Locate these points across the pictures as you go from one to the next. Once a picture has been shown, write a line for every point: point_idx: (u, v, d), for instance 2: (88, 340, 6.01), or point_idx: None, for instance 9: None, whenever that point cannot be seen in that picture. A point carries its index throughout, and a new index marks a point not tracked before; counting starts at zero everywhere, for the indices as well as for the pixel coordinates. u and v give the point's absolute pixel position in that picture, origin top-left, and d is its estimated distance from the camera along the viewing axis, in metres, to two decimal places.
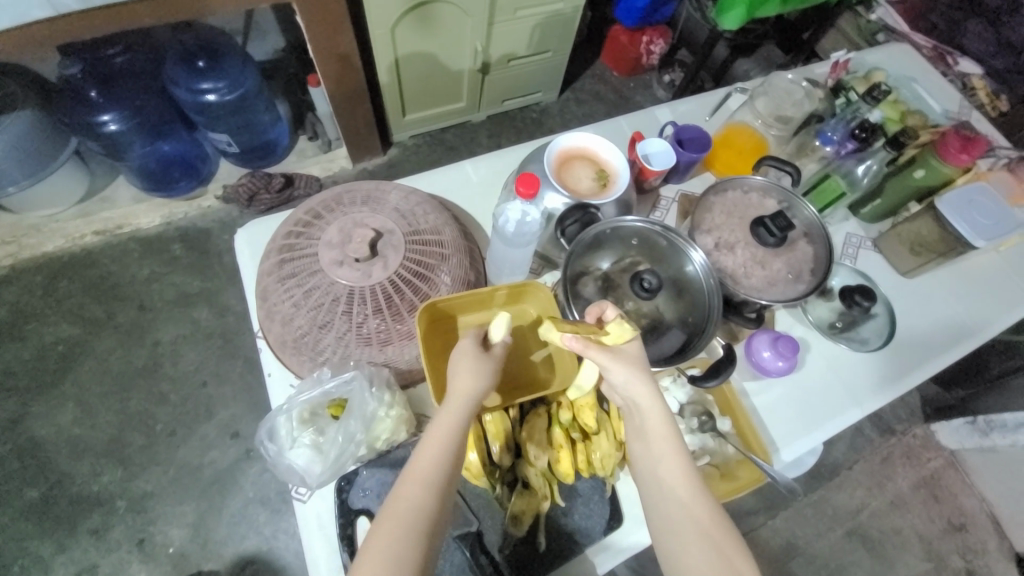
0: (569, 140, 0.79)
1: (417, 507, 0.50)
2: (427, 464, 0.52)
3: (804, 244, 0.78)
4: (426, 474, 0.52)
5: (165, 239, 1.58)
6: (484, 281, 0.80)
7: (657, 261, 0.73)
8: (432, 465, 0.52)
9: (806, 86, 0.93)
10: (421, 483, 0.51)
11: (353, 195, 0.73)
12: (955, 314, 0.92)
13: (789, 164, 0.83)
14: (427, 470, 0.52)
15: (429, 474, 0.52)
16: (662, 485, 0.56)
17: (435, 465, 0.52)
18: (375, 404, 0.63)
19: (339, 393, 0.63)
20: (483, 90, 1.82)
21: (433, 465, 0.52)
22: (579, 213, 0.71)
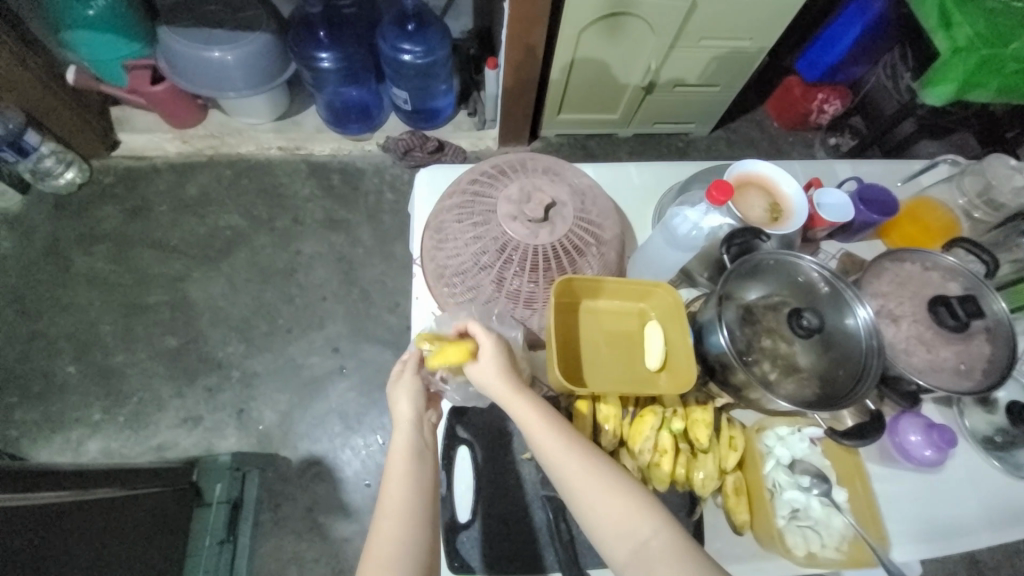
0: (753, 167, 0.80)
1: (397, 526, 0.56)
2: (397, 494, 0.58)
3: (982, 341, 0.71)
4: (393, 534, 0.55)
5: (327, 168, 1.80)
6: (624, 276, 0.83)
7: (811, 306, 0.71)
8: (403, 492, 0.58)
9: None
10: (397, 518, 0.56)
11: (535, 163, 0.79)
12: None
13: (988, 253, 0.77)
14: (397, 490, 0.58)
15: (404, 504, 0.57)
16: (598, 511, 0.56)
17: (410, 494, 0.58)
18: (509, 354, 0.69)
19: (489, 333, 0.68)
20: (639, 109, 1.85)
21: (405, 490, 0.58)
22: (748, 236, 0.70)
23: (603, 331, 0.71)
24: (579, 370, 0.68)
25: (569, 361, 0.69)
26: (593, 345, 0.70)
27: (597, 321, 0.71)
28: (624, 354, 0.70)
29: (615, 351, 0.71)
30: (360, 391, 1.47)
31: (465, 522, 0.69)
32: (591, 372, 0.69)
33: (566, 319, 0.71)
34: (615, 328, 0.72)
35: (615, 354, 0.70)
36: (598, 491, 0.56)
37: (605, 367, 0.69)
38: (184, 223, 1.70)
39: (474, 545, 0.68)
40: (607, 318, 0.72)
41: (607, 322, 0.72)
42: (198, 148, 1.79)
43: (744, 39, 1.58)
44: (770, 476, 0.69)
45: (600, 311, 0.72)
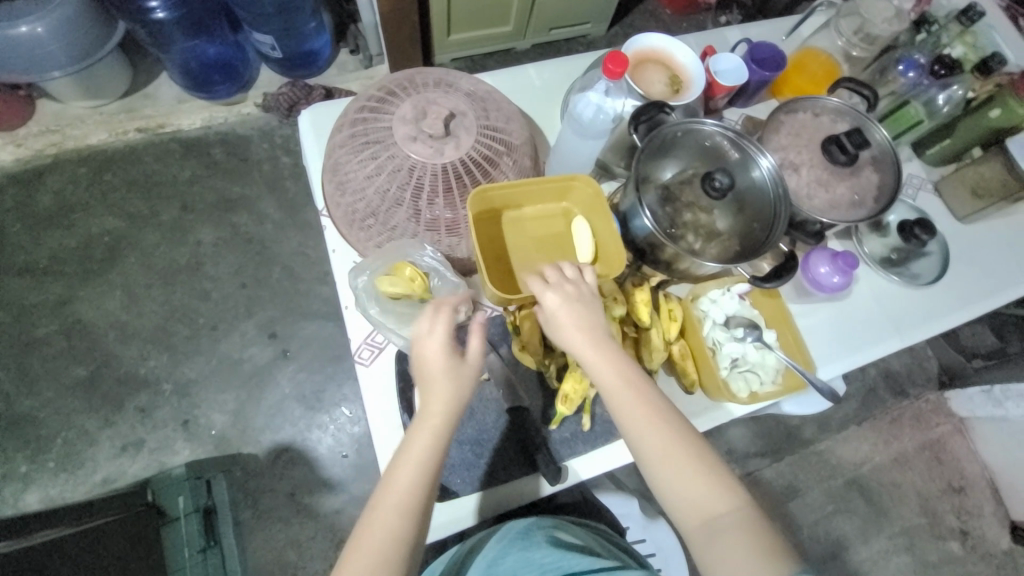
0: (645, 41, 0.78)
1: (405, 514, 0.54)
2: (409, 475, 0.55)
3: (871, 171, 0.78)
4: (391, 517, 0.54)
5: (206, 142, 1.59)
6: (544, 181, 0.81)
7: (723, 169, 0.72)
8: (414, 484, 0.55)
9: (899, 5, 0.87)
10: (401, 504, 0.54)
11: (424, 78, 0.72)
12: (1003, 265, 0.91)
13: (867, 88, 0.81)
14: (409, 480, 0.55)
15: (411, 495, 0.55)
16: (683, 480, 0.57)
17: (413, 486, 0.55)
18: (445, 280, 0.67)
19: (422, 265, 0.66)
20: (531, 16, 1.75)
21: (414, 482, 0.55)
22: (653, 111, 0.69)
23: (528, 239, 0.70)
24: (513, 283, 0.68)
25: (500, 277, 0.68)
26: (521, 255, 0.69)
27: (522, 231, 0.70)
28: (556, 255, 0.70)
29: (546, 255, 0.70)
30: (311, 370, 1.40)
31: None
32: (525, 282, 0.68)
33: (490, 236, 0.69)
34: (541, 235, 0.71)
35: (548, 257, 0.70)
36: (679, 460, 0.57)
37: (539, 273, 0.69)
38: (48, 239, 1.45)
39: (453, 470, 0.69)
40: (529, 226, 0.71)
41: (531, 230, 0.71)
42: (36, 148, 1.51)
43: None
44: (710, 336, 0.74)
45: (521, 220, 0.71)
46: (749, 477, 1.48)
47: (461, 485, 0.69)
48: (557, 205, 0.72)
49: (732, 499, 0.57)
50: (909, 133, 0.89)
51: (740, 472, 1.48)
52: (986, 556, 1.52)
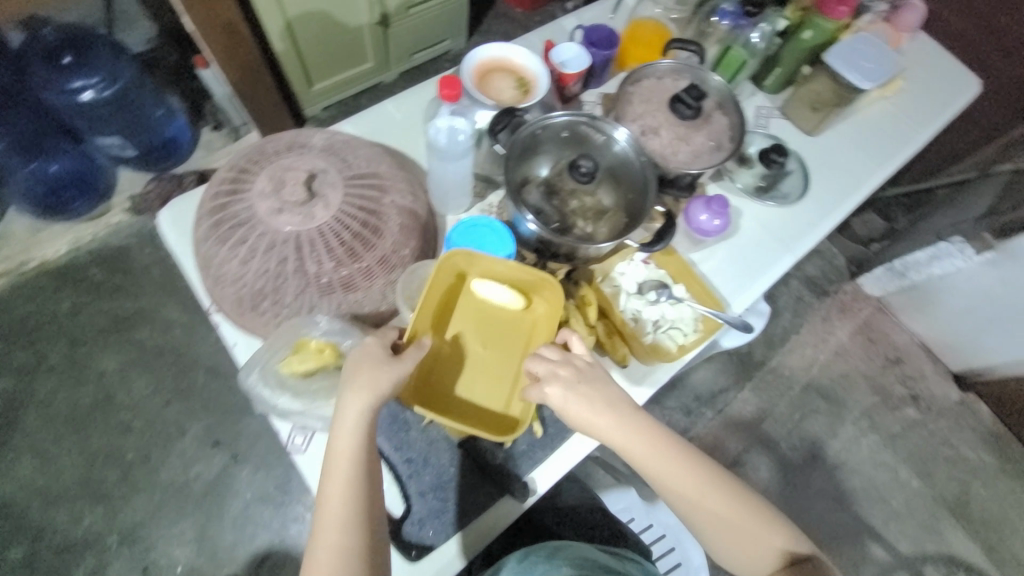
0: (485, 52, 0.79)
1: (347, 492, 0.56)
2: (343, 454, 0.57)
3: (719, 114, 0.84)
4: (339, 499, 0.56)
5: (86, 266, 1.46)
6: (433, 211, 0.80)
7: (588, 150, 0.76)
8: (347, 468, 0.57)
9: None
10: (341, 484, 0.56)
11: (275, 144, 0.70)
12: (855, 162, 1.02)
13: (694, 44, 0.87)
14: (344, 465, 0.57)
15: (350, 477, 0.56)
16: (729, 534, 0.62)
17: (346, 494, 0.56)
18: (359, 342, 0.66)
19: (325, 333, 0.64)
20: (388, 47, 1.74)
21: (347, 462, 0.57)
22: (507, 118, 0.72)
23: (463, 343, 0.73)
24: (497, 379, 0.72)
25: (490, 389, 0.72)
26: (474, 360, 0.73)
27: (453, 343, 0.72)
28: (494, 320, 0.74)
29: (488, 327, 0.74)
30: (270, 464, 1.31)
31: (401, 515, 0.69)
32: (507, 367, 0.73)
33: (436, 385, 0.71)
34: (475, 319, 0.74)
35: (493, 330, 0.74)
36: (727, 518, 0.62)
37: (504, 348, 0.73)
38: None
39: (421, 526, 0.68)
40: (450, 340, 0.73)
41: (457, 337, 0.73)
42: None
43: None
44: (627, 309, 0.77)
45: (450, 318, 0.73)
46: (722, 415, 1.56)
47: (434, 539, 0.67)
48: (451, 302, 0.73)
49: (779, 541, 0.61)
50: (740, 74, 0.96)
51: (713, 413, 1.57)
52: (939, 411, 1.68)
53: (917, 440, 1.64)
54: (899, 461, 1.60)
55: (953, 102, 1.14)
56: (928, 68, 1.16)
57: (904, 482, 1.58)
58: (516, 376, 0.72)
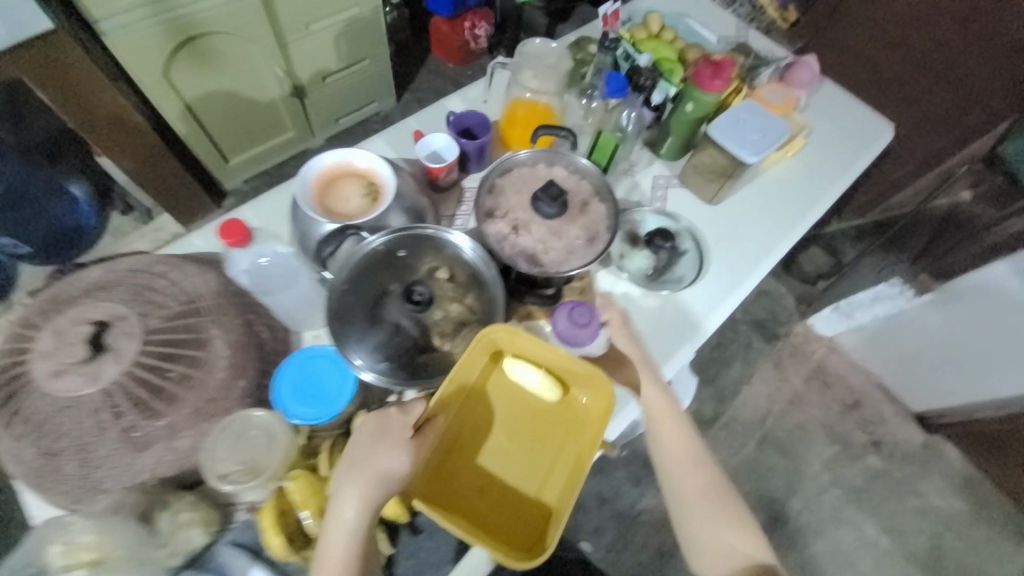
0: (330, 159, 0.73)
1: (343, 559, 0.55)
2: (342, 524, 0.56)
3: (596, 204, 0.80)
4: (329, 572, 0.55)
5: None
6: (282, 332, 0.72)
7: (432, 258, 0.69)
8: (341, 539, 0.56)
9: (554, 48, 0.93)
10: (336, 556, 0.55)
11: (79, 284, 0.63)
12: (761, 228, 0.96)
13: (564, 128, 0.82)
14: (342, 538, 0.56)
15: (344, 551, 0.55)
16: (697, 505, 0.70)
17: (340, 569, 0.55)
18: (167, 515, 0.58)
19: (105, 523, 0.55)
20: (307, 115, 1.70)
21: (347, 534, 0.56)
22: (338, 239, 0.67)
23: (490, 425, 0.71)
24: (526, 469, 0.69)
25: (518, 479, 0.68)
26: (502, 446, 0.70)
27: (488, 432, 0.70)
28: (532, 408, 0.72)
29: (529, 414, 0.72)
30: None
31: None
32: (542, 460, 0.69)
33: (456, 473, 0.68)
34: (515, 407, 0.72)
35: (532, 424, 0.71)
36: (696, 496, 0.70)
37: (542, 444, 0.70)
38: None
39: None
40: (478, 420, 0.71)
41: (484, 418, 0.71)
42: None
43: (350, 7, 1.50)
44: None
45: (489, 405, 0.72)
46: None
47: None
48: (482, 381, 0.72)
49: (760, 554, 0.67)
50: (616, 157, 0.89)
51: None
52: (903, 456, 1.60)
53: (883, 490, 1.55)
54: (865, 516, 1.52)
55: (863, 153, 1.10)
56: (835, 122, 1.13)
57: (871, 538, 1.49)
58: (551, 468, 0.69)
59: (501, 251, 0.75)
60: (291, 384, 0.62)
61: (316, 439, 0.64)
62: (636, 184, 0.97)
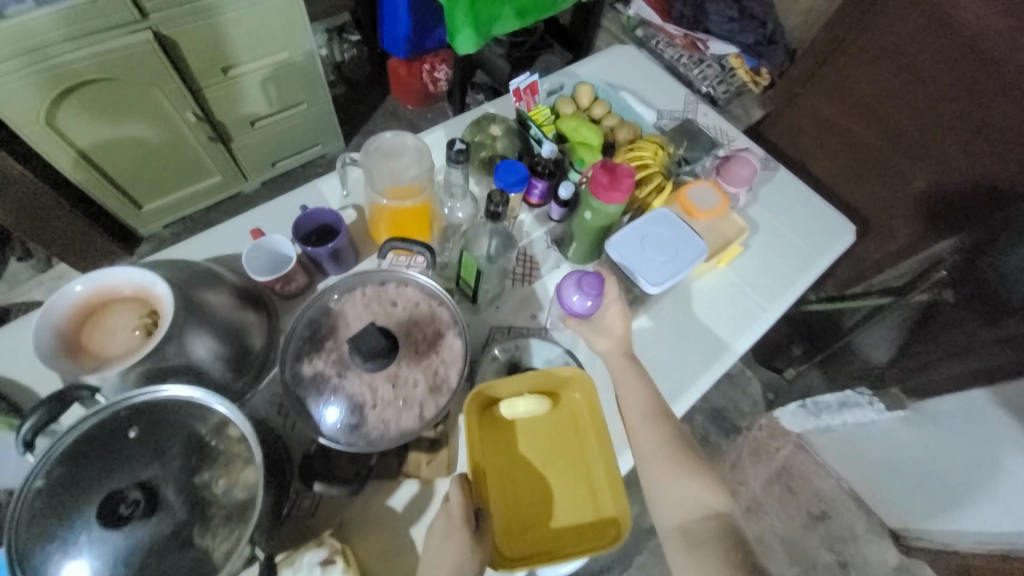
0: (91, 284, 0.58)
1: None
2: None
3: (449, 338, 0.65)
4: None
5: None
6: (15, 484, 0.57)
7: (182, 426, 0.51)
8: None
9: (412, 141, 0.74)
10: None
11: None
12: (676, 360, 0.80)
13: (417, 244, 0.68)
14: None
15: None
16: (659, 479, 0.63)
17: None
18: None
19: None
20: (237, 159, 1.58)
21: None
22: (47, 409, 0.49)
23: (523, 469, 0.67)
24: (578, 497, 0.65)
25: (578, 509, 0.65)
26: (549, 486, 0.66)
27: (520, 469, 0.67)
28: (546, 429, 0.69)
29: (544, 434, 0.69)
30: None
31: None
32: (576, 470, 0.67)
33: (518, 521, 0.63)
34: (534, 432, 0.69)
35: (552, 446, 0.68)
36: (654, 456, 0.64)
37: (565, 457, 0.68)
38: None
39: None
40: (510, 469, 0.67)
41: (521, 464, 0.67)
42: None
43: (277, 51, 1.39)
44: None
45: (504, 442, 0.68)
46: None
47: None
48: (492, 429, 0.68)
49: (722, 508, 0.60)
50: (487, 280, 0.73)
51: None
52: None
53: None
54: None
55: (816, 264, 0.93)
56: (785, 221, 0.97)
57: None
58: (586, 471, 0.67)
59: (316, 401, 0.60)
60: None
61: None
62: (532, 296, 0.81)
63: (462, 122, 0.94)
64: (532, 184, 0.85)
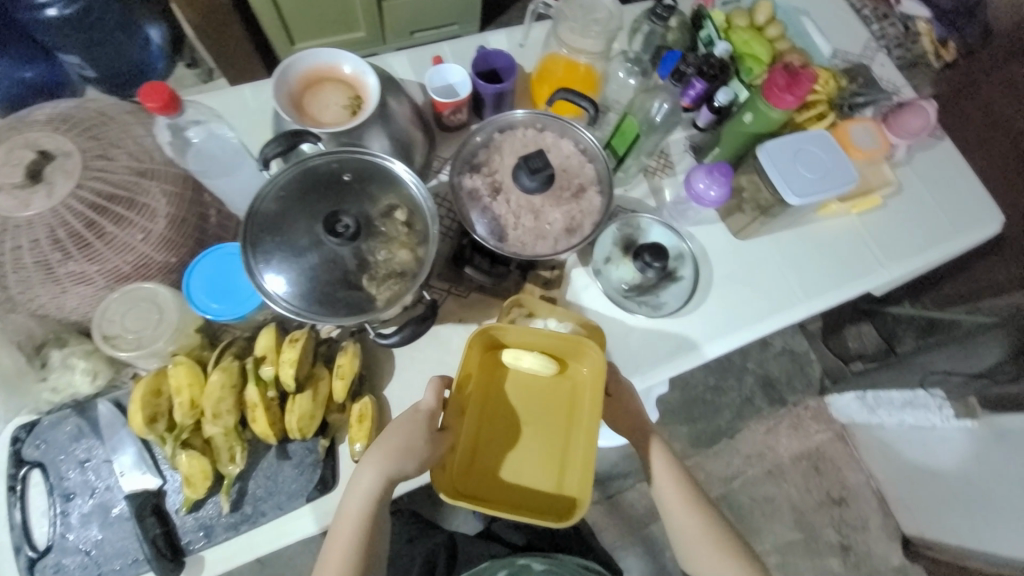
0: (323, 58, 0.68)
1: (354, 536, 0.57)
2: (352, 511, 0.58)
3: (591, 194, 0.70)
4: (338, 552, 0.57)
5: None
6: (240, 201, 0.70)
7: (379, 189, 0.62)
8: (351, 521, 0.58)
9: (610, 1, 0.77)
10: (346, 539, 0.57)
11: (41, 112, 0.62)
12: (779, 285, 0.83)
13: (587, 98, 0.71)
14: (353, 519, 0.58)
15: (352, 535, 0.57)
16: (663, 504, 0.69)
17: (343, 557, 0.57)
18: (64, 355, 0.61)
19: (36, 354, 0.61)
20: (381, 16, 1.62)
21: (355, 513, 0.58)
22: (284, 142, 0.61)
23: (506, 417, 0.63)
24: (545, 464, 0.60)
25: (538, 475, 0.60)
26: (522, 440, 0.62)
27: (500, 413, 0.63)
28: (543, 389, 0.63)
29: (536, 391, 0.63)
30: None
31: (41, 550, 0.58)
32: (557, 440, 0.61)
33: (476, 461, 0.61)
34: (529, 386, 0.64)
35: (544, 406, 0.63)
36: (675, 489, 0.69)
37: (548, 424, 0.62)
38: None
39: (57, 570, 0.58)
40: (495, 411, 0.63)
41: (503, 410, 0.63)
42: None
43: None
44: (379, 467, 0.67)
45: (497, 385, 0.64)
46: (609, 501, 1.34)
47: None
48: (489, 366, 0.64)
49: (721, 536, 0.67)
50: (637, 148, 0.79)
51: (600, 496, 1.34)
52: (868, 571, 1.45)
53: None
54: None
55: (950, 240, 0.90)
56: (933, 191, 0.93)
57: None
58: (565, 447, 0.61)
59: (469, 212, 0.68)
60: (201, 281, 0.61)
61: (219, 334, 0.64)
62: (659, 190, 0.85)
63: (636, 9, 0.91)
64: (687, 84, 0.78)
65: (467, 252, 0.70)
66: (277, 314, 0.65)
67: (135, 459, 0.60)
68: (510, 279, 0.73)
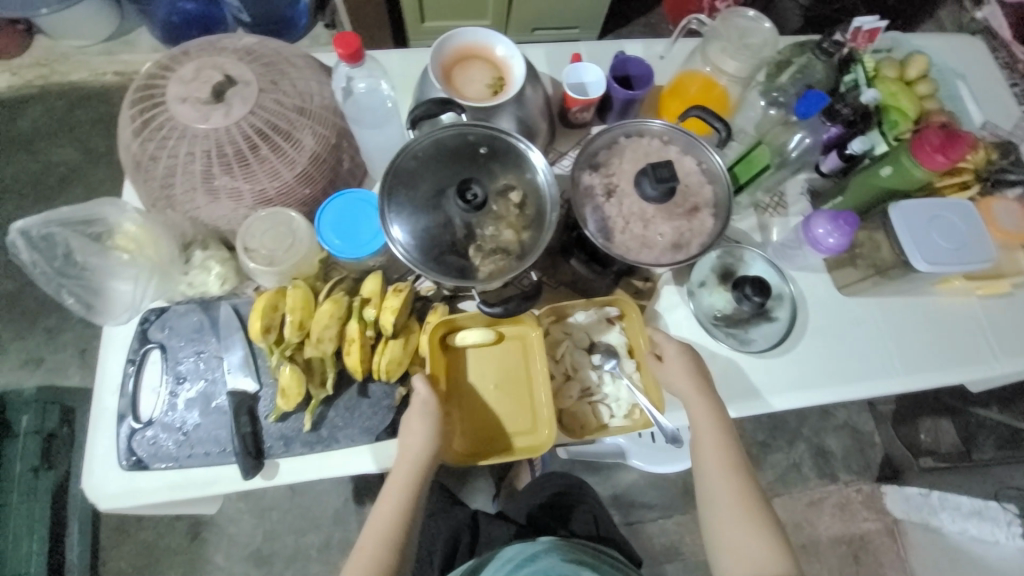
0: (481, 34, 0.72)
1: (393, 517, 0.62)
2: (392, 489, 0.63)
3: (705, 215, 0.70)
4: (383, 524, 0.62)
5: (117, 67, 1.39)
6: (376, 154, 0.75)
7: (505, 168, 0.65)
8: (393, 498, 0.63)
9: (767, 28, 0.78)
10: (387, 520, 0.62)
11: (231, 42, 0.69)
12: (877, 351, 0.79)
13: (722, 120, 0.70)
14: (391, 502, 0.63)
15: (392, 515, 0.62)
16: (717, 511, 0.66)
17: (387, 533, 0.62)
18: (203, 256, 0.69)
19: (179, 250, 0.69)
20: (509, 9, 1.67)
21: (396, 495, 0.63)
22: (434, 107, 0.66)
23: (478, 385, 0.69)
24: (523, 412, 0.68)
25: (522, 423, 0.67)
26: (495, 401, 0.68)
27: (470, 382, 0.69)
28: (503, 354, 0.69)
29: (497, 359, 0.69)
30: None
31: (143, 422, 0.65)
32: (524, 394, 0.68)
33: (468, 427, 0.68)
34: (491, 353, 0.69)
35: (509, 370, 0.69)
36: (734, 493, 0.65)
37: (515, 382, 0.68)
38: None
39: (153, 442, 0.64)
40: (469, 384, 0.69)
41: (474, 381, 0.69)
42: None
43: None
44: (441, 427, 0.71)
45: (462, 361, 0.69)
46: (629, 528, 1.31)
47: (167, 467, 0.64)
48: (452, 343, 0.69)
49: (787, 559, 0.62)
50: (761, 180, 0.78)
51: (620, 521, 1.31)
52: None
53: None
54: None
55: None
56: None
57: None
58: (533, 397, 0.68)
59: (581, 208, 0.70)
60: (331, 218, 0.67)
61: (331, 270, 0.70)
62: (768, 227, 0.83)
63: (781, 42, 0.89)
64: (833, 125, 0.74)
65: (571, 246, 0.72)
66: (386, 263, 0.69)
67: (241, 362, 0.66)
68: (606, 281, 0.74)
